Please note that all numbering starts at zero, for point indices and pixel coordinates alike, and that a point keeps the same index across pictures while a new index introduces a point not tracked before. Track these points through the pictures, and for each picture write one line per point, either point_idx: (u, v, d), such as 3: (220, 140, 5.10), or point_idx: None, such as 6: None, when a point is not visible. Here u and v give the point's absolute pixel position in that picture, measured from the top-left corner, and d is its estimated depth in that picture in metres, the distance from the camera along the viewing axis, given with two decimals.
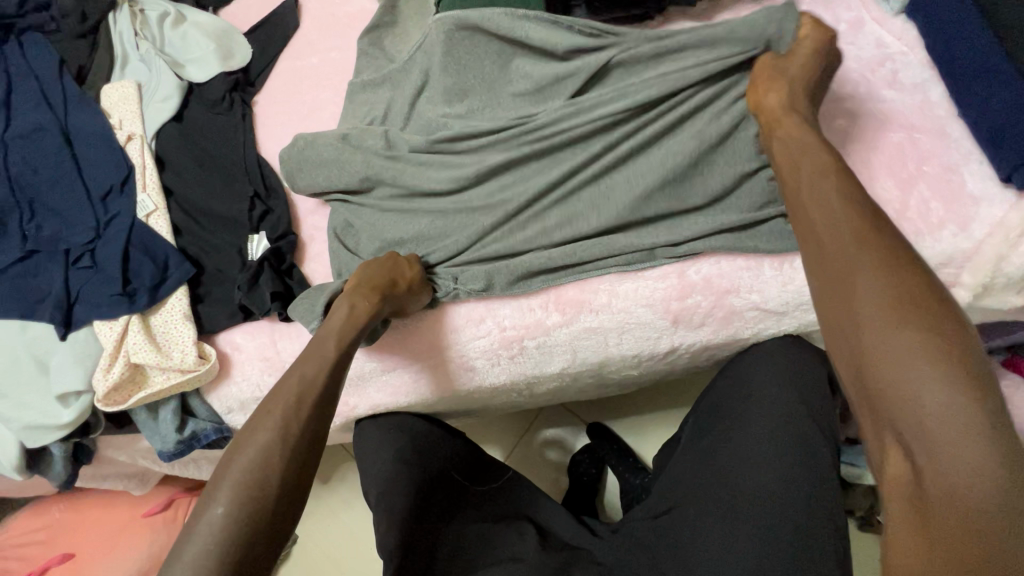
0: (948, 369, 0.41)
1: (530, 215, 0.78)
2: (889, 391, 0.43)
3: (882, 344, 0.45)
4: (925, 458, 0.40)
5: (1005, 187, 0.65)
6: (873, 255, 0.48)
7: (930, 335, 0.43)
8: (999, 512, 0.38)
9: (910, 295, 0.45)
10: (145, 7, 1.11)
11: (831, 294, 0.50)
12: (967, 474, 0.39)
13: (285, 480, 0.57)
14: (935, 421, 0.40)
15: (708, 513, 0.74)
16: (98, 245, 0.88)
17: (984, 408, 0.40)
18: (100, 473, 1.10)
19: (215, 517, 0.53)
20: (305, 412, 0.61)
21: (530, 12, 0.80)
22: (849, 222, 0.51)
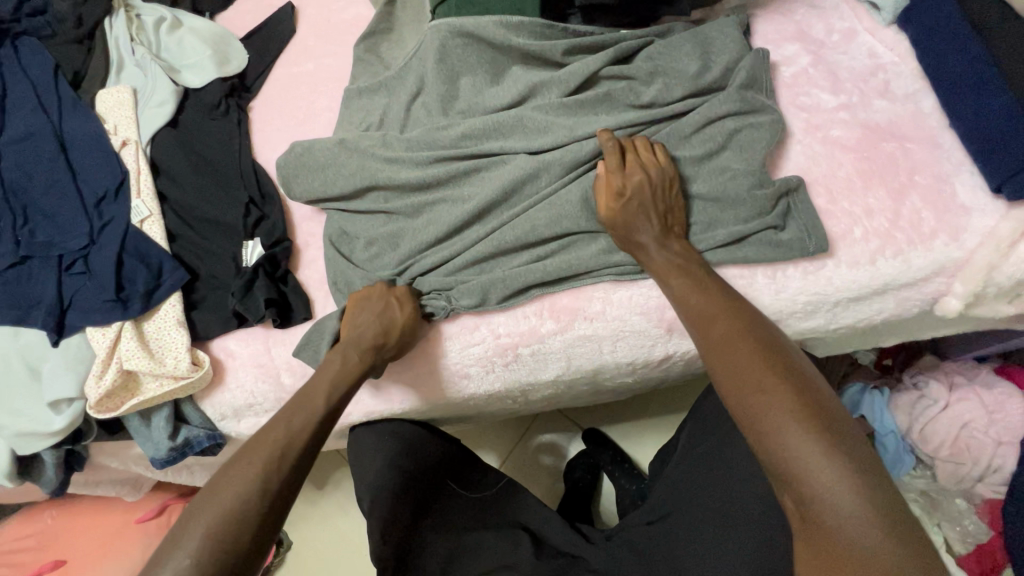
0: (798, 413, 0.52)
1: (523, 222, 0.78)
2: (761, 440, 0.53)
3: (749, 398, 0.55)
4: (805, 492, 0.49)
5: (995, 197, 0.65)
6: (731, 331, 0.61)
7: (779, 389, 0.55)
8: (865, 522, 0.47)
9: (762, 360, 0.58)
10: (141, 12, 1.11)
11: (711, 366, 0.61)
12: (830, 495, 0.48)
13: (254, 538, 0.56)
14: (797, 459, 0.50)
15: (706, 520, 0.75)
16: (91, 251, 0.88)
17: (828, 439, 0.51)
18: (93, 479, 1.09)
19: (180, 568, 0.52)
20: (287, 468, 0.60)
21: (525, 19, 0.81)
22: (713, 303, 0.64)
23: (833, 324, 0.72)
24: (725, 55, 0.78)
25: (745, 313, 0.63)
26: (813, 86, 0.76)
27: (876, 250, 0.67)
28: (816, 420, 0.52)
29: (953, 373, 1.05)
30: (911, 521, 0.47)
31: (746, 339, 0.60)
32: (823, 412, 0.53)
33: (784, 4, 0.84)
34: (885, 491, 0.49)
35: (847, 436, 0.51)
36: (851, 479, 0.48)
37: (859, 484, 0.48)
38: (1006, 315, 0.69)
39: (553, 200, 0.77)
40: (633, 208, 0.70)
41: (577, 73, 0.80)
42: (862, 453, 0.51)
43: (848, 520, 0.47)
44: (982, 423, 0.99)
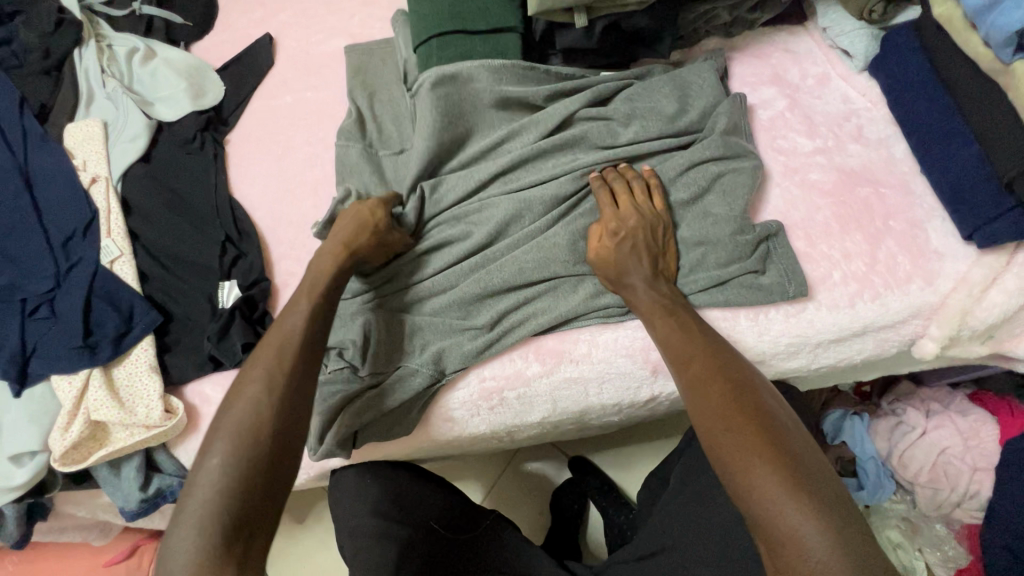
0: (765, 454, 0.53)
1: (507, 261, 0.77)
2: (729, 477, 0.54)
3: (722, 436, 0.56)
4: (771, 529, 0.50)
5: (967, 244, 0.67)
6: (704, 369, 0.62)
7: (749, 430, 0.55)
8: (831, 561, 0.47)
9: (732, 399, 0.58)
10: (113, 43, 1.08)
11: (688, 403, 0.61)
12: (795, 531, 0.49)
13: (276, 432, 0.58)
14: (762, 498, 0.51)
15: (702, 560, 0.75)
16: (57, 295, 0.85)
17: (793, 478, 0.51)
18: (58, 526, 1.04)
19: (213, 467, 0.55)
20: (289, 363, 0.63)
21: (506, 61, 0.81)
22: (686, 336, 0.65)
23: (814, 364, 0.73)
24: (704, 100, 0.79)
25: (719, 352, 0.63)
26: (790, 130, 0.78)
27: (855, 294, 0.68)
28: (782, 460, 0.53)
29: (929, 400, 1.08)
30: (877, 558, 0.48)
31: (719, 378, 0.61)
32: (790, 451, 0.54)
33: (760, 48, 0.86)
34: (849, 526, 0.49)
35: (813, 475, 0.52)
36: (816, 516, 0.49)
37: (827, 525, 0.49)
38: (979, 354, 0.71)
39: (539, 240, 0.77)
40: (627, 251, 0.71)
41: (554, 117, 0.81)
42: (826, 489, 0.51)
43: (815, 557, 0.47)
44: (959, 450, 1.01)
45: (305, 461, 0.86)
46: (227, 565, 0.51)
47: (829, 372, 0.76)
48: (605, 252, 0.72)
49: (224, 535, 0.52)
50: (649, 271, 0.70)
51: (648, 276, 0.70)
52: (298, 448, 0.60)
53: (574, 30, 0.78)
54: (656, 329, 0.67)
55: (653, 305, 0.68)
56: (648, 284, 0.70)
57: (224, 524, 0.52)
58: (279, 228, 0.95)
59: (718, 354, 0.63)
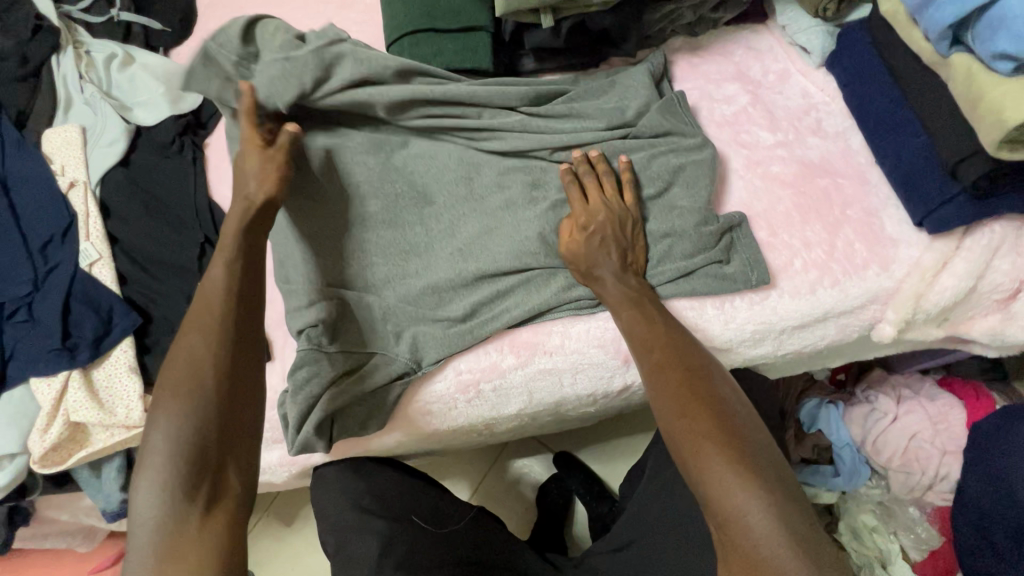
0: (718, 439, 0.55)
1: (475, 252, 0.80)
2: (685, 463, 0.56)
3: (677, 423, 0.58)
4: (718, 510, 0.52)
5: (919, 230, 0.70)
6: (665, 360, 0.63)
7: (703, 417, 0.57)
8: (773, 539, 0.49)
9: (690, 387, 0.60)
10: (91, 49, 1.09)
11: (648, 391, 0.63)
12: (741, 512, 0.51)
13: (214, 393, 0.60)
14: (714, 481, 0.53)
15: (678, 547, 0.77)
16: (36, 298, 0.85)
17: (742, 463, 0.54)
18: (41, 532, 1.04)
19: (158, 437, 0.58)
20: (218, 315, 0.63)
21: (477, 67, 0.83)
22: (650, 329, 0.66)
23: (780, 351, 0.75)
24: (645, 100, 0.82)
25: (677, 341, 0.65)
26: (752, 125, 0.80)
27: (816, 281, 0.71)
28: (734, 446, 0.55)
29: (900, 386, 1.11)
30: (818, 537, 0.51)
31: (676, 367, 0.62)
32: (742, 438, 0.56)
33: (724, 46, 0.88)
34: (792, 507, 0.52)
35: (760, 459, 0.54)
36: (761, 497, 0.51)
37: (770, 506, 0.51)
38: (935, 338, 0.73)
39: (510, 234, 0.79)
40: (596, 244, 0.72)
41: (503, 120, 0.83)
42: (773, 472, 0.54)
43: (756, 534, 0.50)
44: (928, 434, 1.04)
45: (286, 458, 0.86)
46: (185, 531, 0.55)
47: (795, 359, 0.79)
48: (575, 245, 0.74)
49: (181, 505, 0.56)
50: (617, 260, 0.72)
51: (614, 266, 0.71)
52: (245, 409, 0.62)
53: (542, 31, 0.82)
54: (619, 320, 0.69)
55: (615, 297, 0.70)
56: (612, 274, 0.71)
57: (181, 488, 0.56)
58: None
59: (677, 342, 0.65)
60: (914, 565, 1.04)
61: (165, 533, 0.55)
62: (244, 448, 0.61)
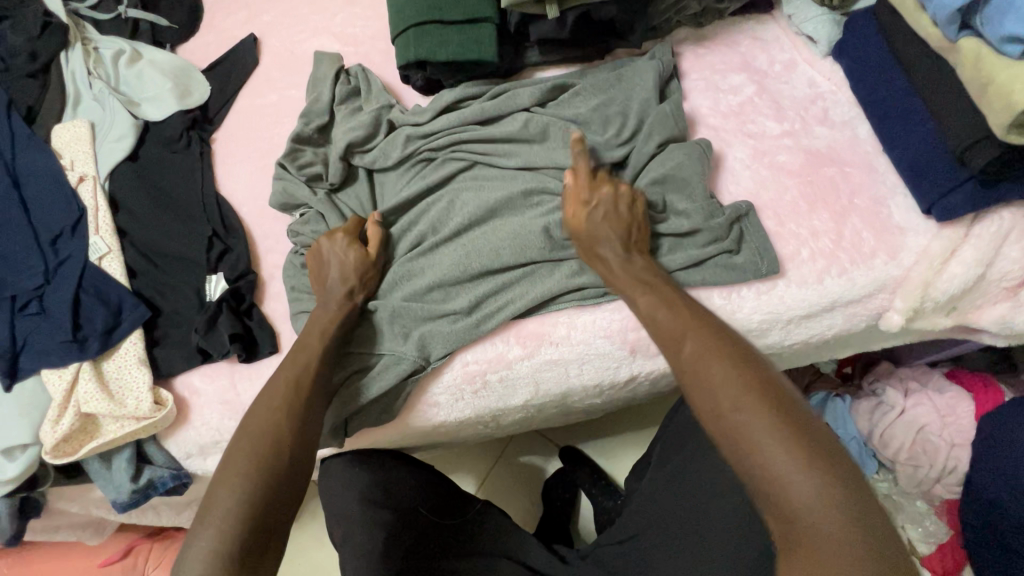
0: (774, 427, 0.53)
1: (484, 249, 0.79)
2: (741, 458, 0.54)
3: (727, 415, 0.56)
4: (781, 506, 0.50)
5: (927, 218, 0.70)
6: (704, 347, 0.61)
7: (755, 405, 0.55)
8: (845, 532, 0.48)
9: (736, 374, 0.57)
10: (99, 46, 1.10)
11: (685, 383, 0.61)
12: (811, 509, 0.49)
13: (292, 456, 0.65)
14: (780, 477, 0.51)
15: (683, 537, 0.77)
16: (46, 291, 0.86)
17: (805, 451, 0.51)
18: (52, 524, 1.05)
19: (236, 483, 0.61)
20: (307, 387, 0.70)
21: (483, 58, 0.83)
22: (682, 319, 0.64)
23: (787, 341, 0.75)
24: (648, 94, 0.81)
25: (711, 326, 0.63)
26: (759, 115, 0.80)
27: (822, 270, 0.70)
28: (794, 434, 0.52)
29: (908, 379, 1.10)
30: (882, 521, 0.50)
31: (716, 354, 0.60)
32: (798, 422, 0.54)
33: (729, 37, 0.88)
34: (857, 492, 0.50)
35: (818, 443, 0.52)
36: (827, 487, 0.49)
37: (839, 497, 0.49)
38: (943, 327, 0.73)
39: (519, 233, 0.79)
40: (602, 219, 0.72)
41: (512, 122, 0.84)
42: (833, 456, 0.52)
43: (825, 526, 0.48)
44: (936, 427, 1.03)
45: None
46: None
47: (803, 350, 0.79)
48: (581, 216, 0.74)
49: (242, 553, 0.57)
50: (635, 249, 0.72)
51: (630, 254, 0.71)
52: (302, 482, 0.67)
53: (547, 21, 0.82)
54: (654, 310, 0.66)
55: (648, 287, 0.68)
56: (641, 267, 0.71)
57: (244, 535, 0.58)
58: (266, 223, 0.96)
59: (711, 328, 0.63)
60: (923, 559, 1.04)
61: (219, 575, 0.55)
62: (293, 510, 0.64)
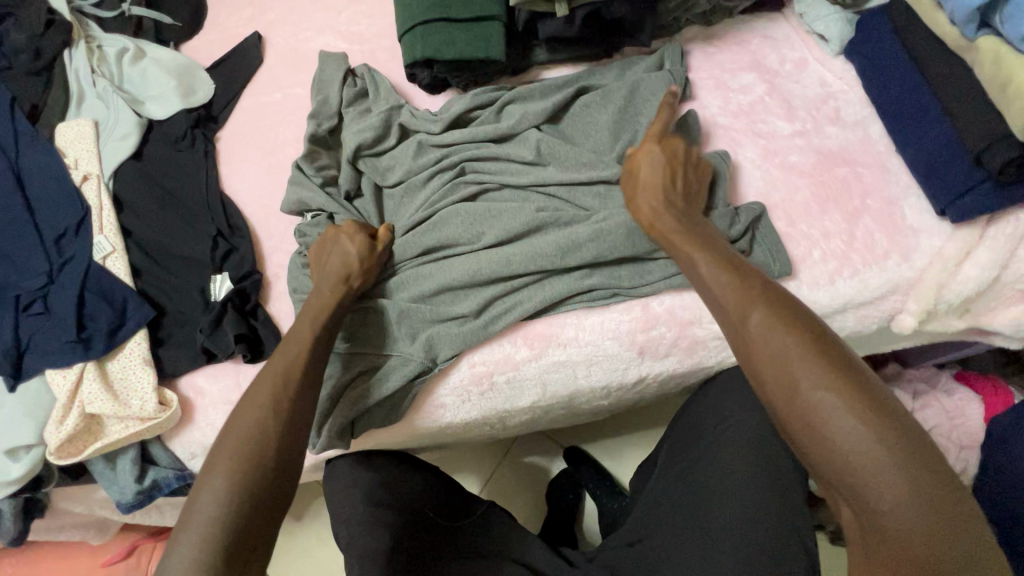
0: (857, 414, 0.51)
1: (495, 253, 0.78)
2: (819, 444, 0.52)
3: (803, 397, 0.53)
4: (863, 498, 0.49)
5: (941, 219, 0.69)
6: (777, 324, 0.58)
7: (835, 388, 0.52)
8: (932, 530, 0.47)
9: (813, 355, 0.55)
10: (102, 43, 1.09)
11: (753, 359, 0.58)
12: (898, 506, 0.48)
13: (276, 456, 0.63)
14: (865, 469, 0.49)
15: (689, 538, 0.76)
16: (50, 290, 0.86)
17: (890, 441, 0.49)
18: (55, 524, 1.04)
19: (215, 486, 0.59)
20: (293, 384, 0.67)
21: (491, 58, 0.83)
22: (752, 294, 0.60)
23: None
24: (659, 104, 0.80)
25: (781, 301, 0.60)
26: (769, 114, 0.80)
27: (835, 271, 0.70)
28: (878, 422, 0.50)
29: (915, 380, 1.10)
30: (969, 514, 0.48)
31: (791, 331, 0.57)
32: (880, 407, 0.52)
33: (739, 35, 0.87)
34: (944, 486, 0.49)
35: (905, 428, 0.50)
36: (914, 481, 0.48)
37: (927, 492, 0.48)
38: (955, 329, 0.72)
39: (528, 242, 0.78)
40: (661, 164, 0.72)
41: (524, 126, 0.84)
42: (917, 445, 0.50)
43: (913, 517, 0.47)
44: (944, 429, 1.02)
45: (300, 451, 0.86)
46: None
47: None
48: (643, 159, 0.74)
49: (223, 557, 0.56)
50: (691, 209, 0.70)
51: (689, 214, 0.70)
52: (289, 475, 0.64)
53: (556, 20, 0.81)
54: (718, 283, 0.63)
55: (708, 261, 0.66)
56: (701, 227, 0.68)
57: (225, 540, 0.57)
58: (271, 223, 0.95)
59: (781, 303, 0.60)
60: None
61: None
62: (280, 512, 0.62)
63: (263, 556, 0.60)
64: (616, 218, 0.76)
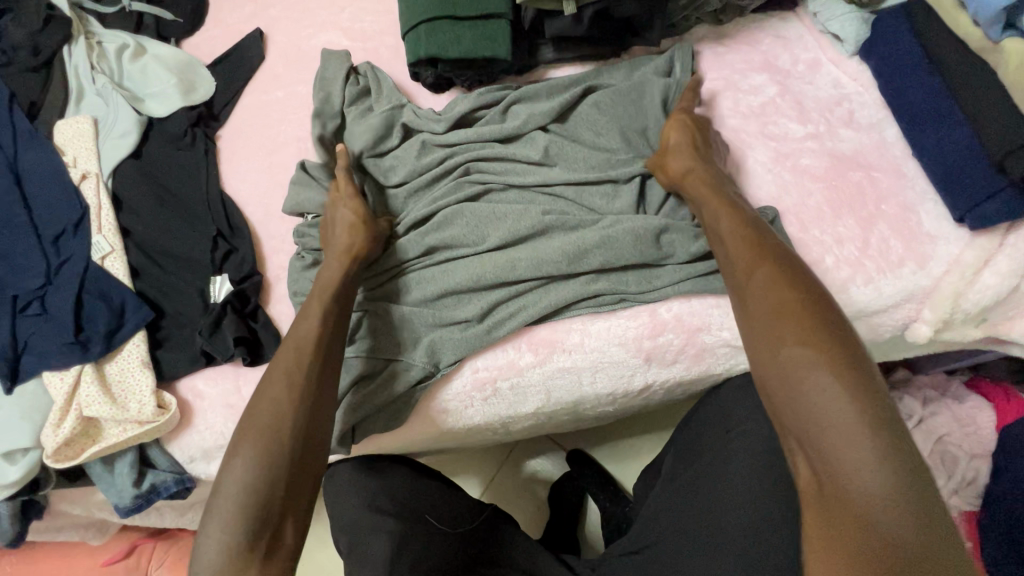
0: (834, 370, 0.51)
1: (499, 255, 0.77)
2: (788, 392, 0.52)
3: (783, 348, 0.54)
4: (819, 450, 0.49)
5: (959, 227, 0.67)
6: (773, 281, 0.58)
7: (820, 345, 0.52)
8: (884, 498, 0.46)
9: (803, 312, 0.55)
10: (102, 39, 1.07)
11: (744, 313, 0.59)
12: (851, 463, 0.47)
13: (296, 437, 0.62)
14: (828, 422, 0.49)
15: (694, 550, 0.74)
16: (48, 291, 0.85)
17: (860, 401, 0.49)
18: (54, 525, 1.03)
19: (236, 469, 0.59)
20: (307, 365, 0.66)
21: (496, 57, 0.81)
22: (754, 255, 0.61)
23: None
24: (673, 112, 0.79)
25: (780, 262, 0.59)
26: (781, 116, 0.78)
27: (848, 278, 0.68)
28: (853, 381, 0.50)
29: (925, 387, 1.08)
30: (928, 497, 0.46)
31: (787, 289, 0.57)
32: (863, 372, 0.51)
33: (750, 35, 0.85)
34: (910, 461, 0.47)
35: (882, 399, 0.49)
36: (876, 444, 0.47)
37: (886, 458, 0.47)
38: (970, 339, 0.71)
39: (534, 244, 0.77)
40: (681, 132, 0.74)
41: (530, 125, 0.82)
42: (889, 414, 0.49)
43: (869, 476, 0.46)
44: (956, 437, 1.01)
45: None
46: (251, 564, 0.56)
47: None
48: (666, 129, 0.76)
49: (248, 539, 0.57)
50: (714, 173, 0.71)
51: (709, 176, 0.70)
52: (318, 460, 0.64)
53: (564, 17, 0.79)
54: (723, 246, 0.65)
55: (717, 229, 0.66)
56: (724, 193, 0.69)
57: (249, 524, 0.57)
58: (271, 223, 0.94)
59: (780, 264, 0.60)
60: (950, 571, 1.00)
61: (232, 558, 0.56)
62: (306, 492, 0.62)
63: (294, 541, 0.60)
64: (624, 225, 0.75)
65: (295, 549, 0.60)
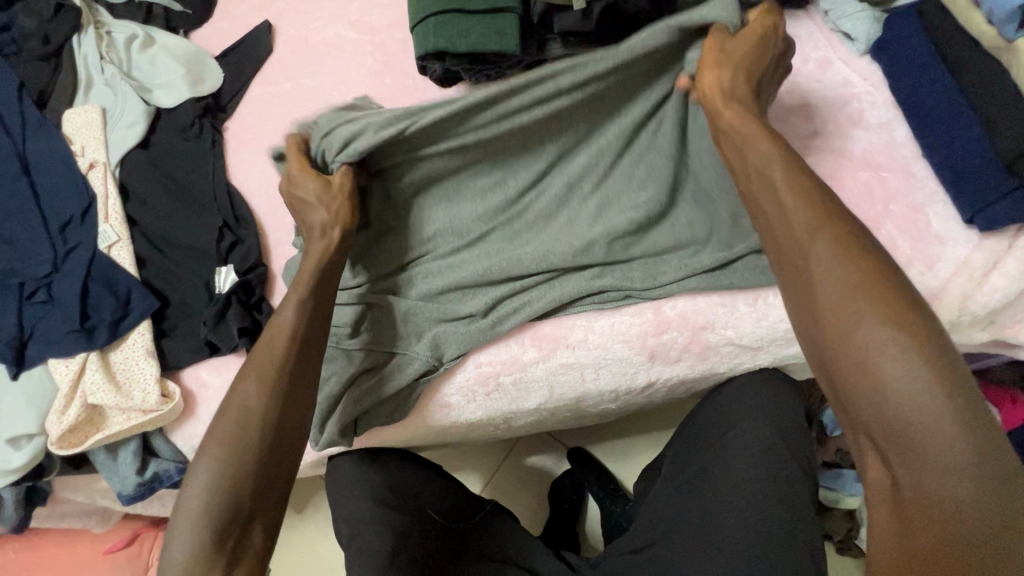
0: (915, 355, 0.46)
1: (507, 248, 0.77)
2: (860, 379, 0.48)
3: (851, 331, 0.49)
4: (893, 446, 0.46)
5: (968, 228, 0.67)
6: (838, 254, 0.52)
7: (896, 326, 0.47)
8: (968, 501, 0.43)
9: (875, 288, 0.49)
10: (112, 30, 1.08)
11: (805, 289, 0.53)
12: (936, 462, 0.44)
13: (263, 434, 0.60)
14: (910, 414, 0.45)
15: (694, 549, 0.74)
16: (55, 278, 0.85)
17: (947, 391, 0.44)
18: (57, 512, 1.04)
19: (203, 468, 0.58)
20: (279, 358, 0.64)
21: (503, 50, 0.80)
22: (816, 219, 0.54)
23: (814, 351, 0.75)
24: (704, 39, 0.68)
25: (846, 229, 0.53)
26: (790, 114, 0.77)
27: None
28: (936, 366, 0.45)
29: None
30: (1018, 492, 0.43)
31: (855, 260, 0.51)
32: (946, 356, 0.46)
33: None
34: (999, 456, 0.43)
35: (967, 388, 0.45)
36: (965, 440, 0.43)
37: (975, 458, 0.43)
38: (977, 342, 0.70)
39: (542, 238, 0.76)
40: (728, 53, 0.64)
41: None
42: (974, 403, 0.44)
43: (949, 473, 0.43)
44: None
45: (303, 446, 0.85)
46: (219, 563, 0.56)
47: None
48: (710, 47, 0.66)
49: (217, 537, 0.56)
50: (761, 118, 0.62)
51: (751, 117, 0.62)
52: (290, 460, 0.62)
53: (572, 13, 0.79)
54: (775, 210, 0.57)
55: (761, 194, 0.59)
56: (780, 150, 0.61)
57: (217, 523, 0.56)
58: (277, 215, 0.94)
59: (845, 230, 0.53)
60: None
61: (201, 557, 0.55)
62: (280, 488, 0.61)
63: (266, 534, 0.60)
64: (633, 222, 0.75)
65: (268, 545, 0.59)
